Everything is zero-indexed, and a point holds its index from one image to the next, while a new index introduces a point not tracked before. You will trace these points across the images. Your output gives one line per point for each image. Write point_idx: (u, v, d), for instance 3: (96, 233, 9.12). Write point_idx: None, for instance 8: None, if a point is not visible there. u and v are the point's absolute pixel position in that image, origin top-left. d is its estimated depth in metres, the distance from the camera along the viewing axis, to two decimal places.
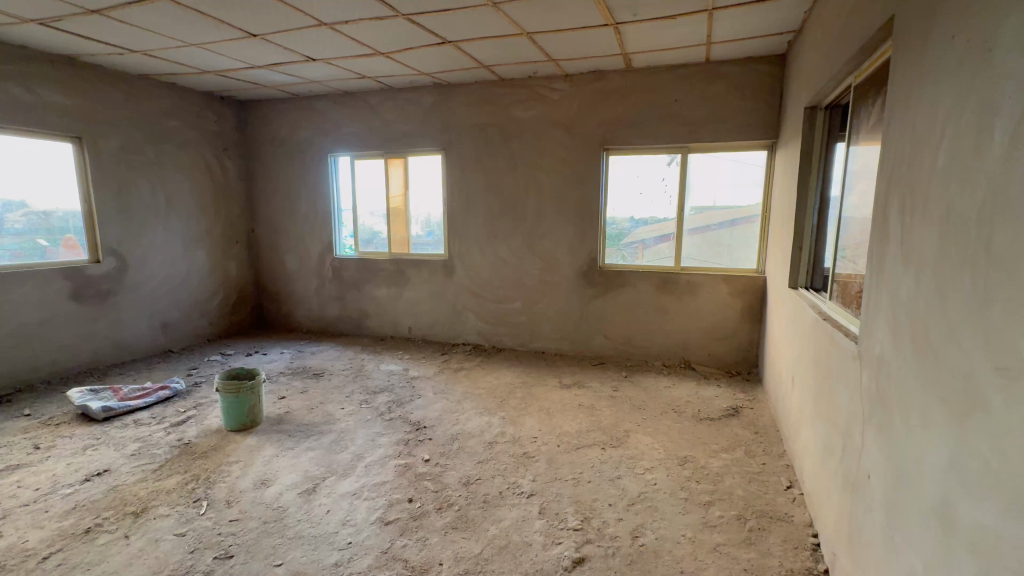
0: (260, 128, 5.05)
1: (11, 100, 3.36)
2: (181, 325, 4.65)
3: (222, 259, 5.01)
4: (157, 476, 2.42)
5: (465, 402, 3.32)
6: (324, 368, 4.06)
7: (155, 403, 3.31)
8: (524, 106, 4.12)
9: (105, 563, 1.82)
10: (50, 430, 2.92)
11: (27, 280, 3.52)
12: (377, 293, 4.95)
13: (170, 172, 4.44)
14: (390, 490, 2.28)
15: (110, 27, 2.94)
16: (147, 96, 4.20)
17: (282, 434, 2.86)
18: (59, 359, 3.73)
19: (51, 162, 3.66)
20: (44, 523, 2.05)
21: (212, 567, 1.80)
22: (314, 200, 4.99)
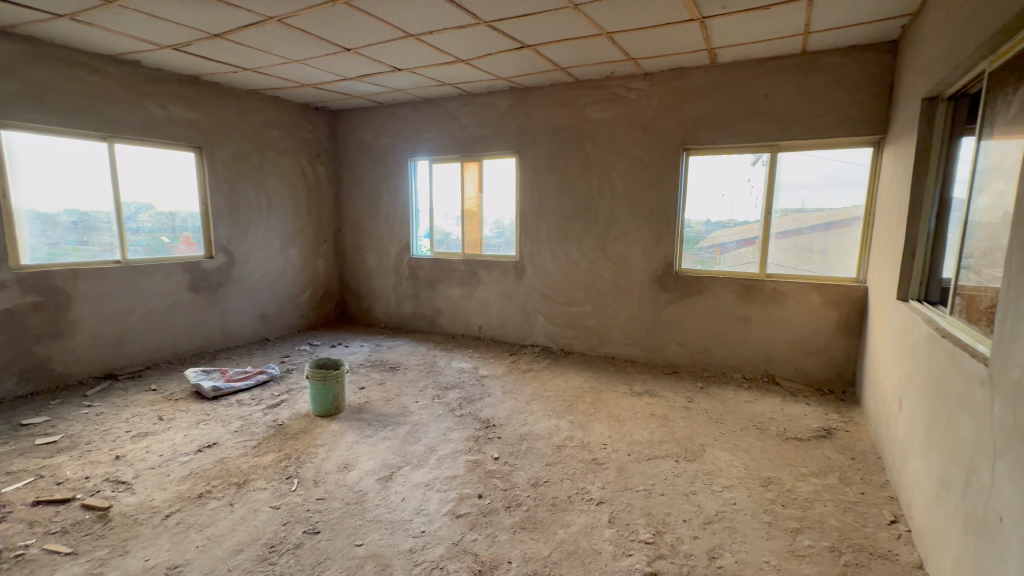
0: (348, 135, 5.42)
1: (149, 116, 3.88)
2: (277, 316, 5.11)
3: (312, 257, 5.43)
4: (256, 452, 2.67)
5: (533, 403, 3.34)
6: (400, 362, 4.26)
7: (255, 386, 3.67)
8: (600, 107, 4.06)
9: (215, 525, 2.04)
10: (171, 404, 3.33)
11: (156, 272, 4.05)
12: (449, 292, 5.12)
13: (271, 177, 4.89)
14: (460, 484, 2.35)
15: (228, 48, 3.30)
16: (255, 109, 4.67)
17: (362, 422, 3.05)
18: (178, 343, 4.25)
19: (177, 169, 4.18)
20: (166, 485, 2.34)
21: (302, 540, 1.95)
22: (395, 202, 5.26)
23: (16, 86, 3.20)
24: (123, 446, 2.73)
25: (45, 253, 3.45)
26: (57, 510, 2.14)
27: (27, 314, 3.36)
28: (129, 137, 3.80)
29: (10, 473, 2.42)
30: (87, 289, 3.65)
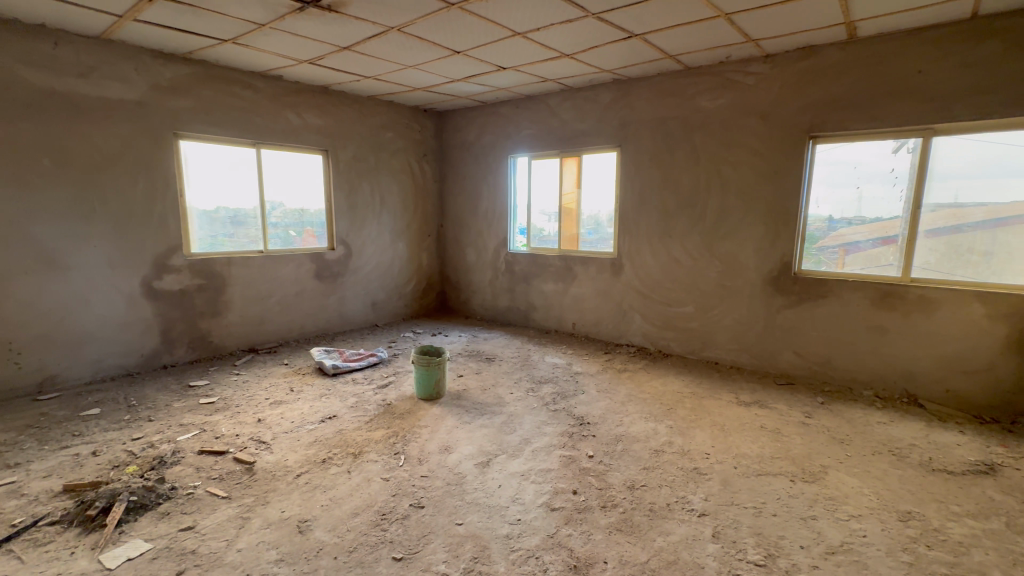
0: (453, 135, 5.68)
1: (288, 124, 4.42)
2: (385, 304, 5.53)
3: (417, 250, 5.80)
4: (369, 427, 2.93)
5: (630, 404, 3.25)
6: (496, 353, 4.40)
7: (367, 367, 4.02)
8: (711, 95, 3.80)
9: (336, 489, 2.28)
10: (299, 377, 3.78)
11: (290, 261, 4.61)
12: (544, 287, 5.16)
13: (384, 176, 5.30)
14: (555, 478, 2.36)
15: (354, 59, 3.62)
16: (372, 113, 5.09)
17: (461, 408, 3.20)
18: (305, 324, 4.80)
19: (308, 170, 4.71)
20: (297, 448, 2.67)
21: (409, 512, 2.11)
22: (494, 198, 5.42)
23: (191, 103, 3.82)
24: (263, 411, 3.16)
25: (208, 244, 4.10)
26: (215, 460, 2.54)
27: (194, 294, 4.02)
28: (272, 143, 4.35)
29: (182, 425, 2.92)
30: (237, 274, 4.26)
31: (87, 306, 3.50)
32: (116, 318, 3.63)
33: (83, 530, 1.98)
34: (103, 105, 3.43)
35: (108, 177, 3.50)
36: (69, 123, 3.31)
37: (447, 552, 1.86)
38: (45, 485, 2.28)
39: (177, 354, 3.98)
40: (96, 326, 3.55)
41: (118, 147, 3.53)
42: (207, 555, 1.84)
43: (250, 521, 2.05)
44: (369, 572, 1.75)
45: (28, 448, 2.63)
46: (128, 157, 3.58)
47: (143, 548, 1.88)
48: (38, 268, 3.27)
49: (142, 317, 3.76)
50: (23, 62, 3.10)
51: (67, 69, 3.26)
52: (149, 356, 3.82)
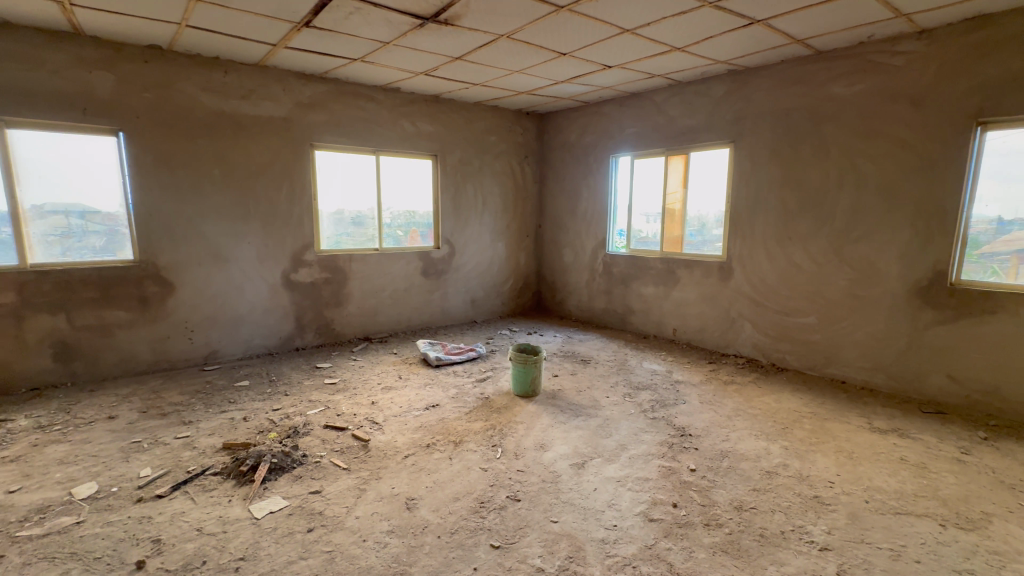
0: (554, 136, 5.73)
1: (403, 132, 4.79)
2: (484, 302, 5.75)
3: (516, 250, 5.93)
4: (468, 418, 3.08)
5: (737, 419, 3.02)
6: (591, 356, 4.35)
7: (467, 360, 4.22)
8: (846, 81, 3.38)
9: (439, 472, 2.44)
10: (407, 366, 4.08)
11: (401, 259, 4.99)
12: (644, 290, 4.99)
13: (487, 178, 5.51)
14: (653, 489, 2.28)
15: (464, 68, 3.82)
16: (478, 119, 5.31)
17: (556, 407, 3.23)
18: (411, 317, 5.17)
19: (419, 175, 5.06)
20: (405, 431, 2.89)
21: (505, 503, 2.18)
22: (594, 198, 5.36)
23: (325, 117, 4.32)
24: (376, 394, 3.47)
25: (334, 242, 4.59)
26: (337, 434, 2.85)
27: (322, 286, 4.53)
28: (389, 150, 4.75)
29: (311, 401, 3.32)
30: (357, 270, 4.72)
31: (241, 293, 4.12)
32: (262, 305, 4.23)
33: (237, 482, 2.34)
34: (258, 122, 4.01)
35: (260, 184, 4.09)
36: (233, 138, 3.92)
37: (542, 547, 1.89)
38: (210, 441, 2.74)
39: (307, 338, 4.52)
40: (247, 311, 4.17)
41: (268, 158, 4.10)
42: (331, 518, 2.07)
43: (365, 492, 2.27)
44: (469, 556, 1.84)
45: (198, 409, 3.18)
46: (275, 166, 4.15)
47: (281, 504, 2.17)
48: (207, 261, 3.93)
49: (282, 304, 4.34)
50: (203, 89, 3.74)
51: (232, 92, 3.87)
52: (285, 339, 4.40)
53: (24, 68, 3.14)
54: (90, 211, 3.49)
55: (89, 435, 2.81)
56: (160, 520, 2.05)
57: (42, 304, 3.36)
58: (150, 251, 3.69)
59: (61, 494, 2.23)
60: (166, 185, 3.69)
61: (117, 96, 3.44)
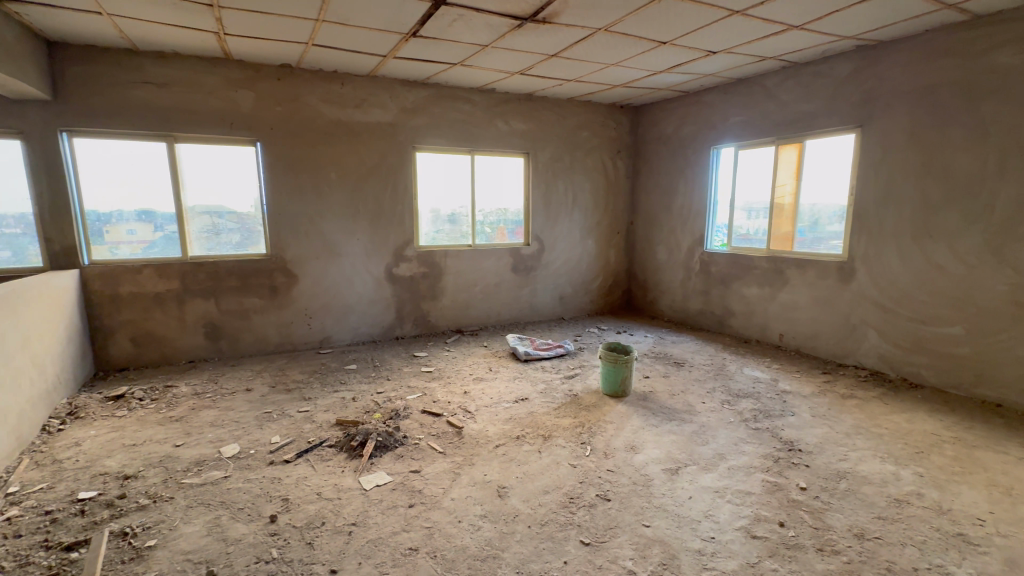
0: (650, 129, 5.52)
1: (498, 131, 4.92)
2: (572, 298, 5.73)
3: (606, 247, 5.82)
4: (557, 413, 3.10)
5: (858, 438, 2.70)
6: (685, 358, 4.15)
7: (555, 357, 4.24)
8: (1014, 49, 2.85)
9: (529, 464, 2.49)
10: (496, 359, 4.21)
11: (492, 255, 5.15)
12: (746, 291, 4.64)
13: (579, 174, 5.47)
14: (757, 504, 2.13)
15: (560, 64, 3.83)
16: (570, 115, 5.29)
17: (648, 410, 3.13)
18: (501, 312, 5.31)
19: (512, 173, 5.17)
20: (496, 422, 2.99)
21: (595, 501, 2.17)
22: (691, 193, 5.08)
23: (426, 120, 4.58)
24: (468, 384, 3.63)
25: (431, 238, 4.87)
26: (433, 419, 3.03)
27: (420, 280, 4.83)
28: (484, 149, 4.91)
29: (410, 387, 3.57)
30: (452, 265, 4.96)
31: (351, 285, 4.53)
32: (368, 296, 4.62)
33: (349, 456, 2.59)
34: (368, 128, 4.37)
35: (369, 185, 4.46)
36: (347, 143, 4.31)
37: (634, 550, 1.85)
38: (326, 416, 3.07)
39: (406, 328, 4.85)
40: (356, 301, 4.58)
41: (376, 160, 4.45)
42: (430, 497, 2.22)
43: (460, 476, 2.39)
44: (559, 549, 1.87)
45: (315, 387, 3.56)
46: (382, 168, 4.49)
47: (386, 479, 2.36)
48: (324, 255, 4.37)
49: (385, 296, 4.69)
50: (323, 101, 4.16)
51: (347, 102, 4.25)
52: (387, 328, 4.76)
53: (188, 91, 3.73)
54: (232, 212, 4.06)
55: (232, 403, 3.29)
56: (288, 481, 2.35)
57: (198, 291, 3.98)
58: (279, 246, 4.19)
59: (213, 451, 2.64)
60: (292, 187, 4.16)
61: (255, 110, 3.95)
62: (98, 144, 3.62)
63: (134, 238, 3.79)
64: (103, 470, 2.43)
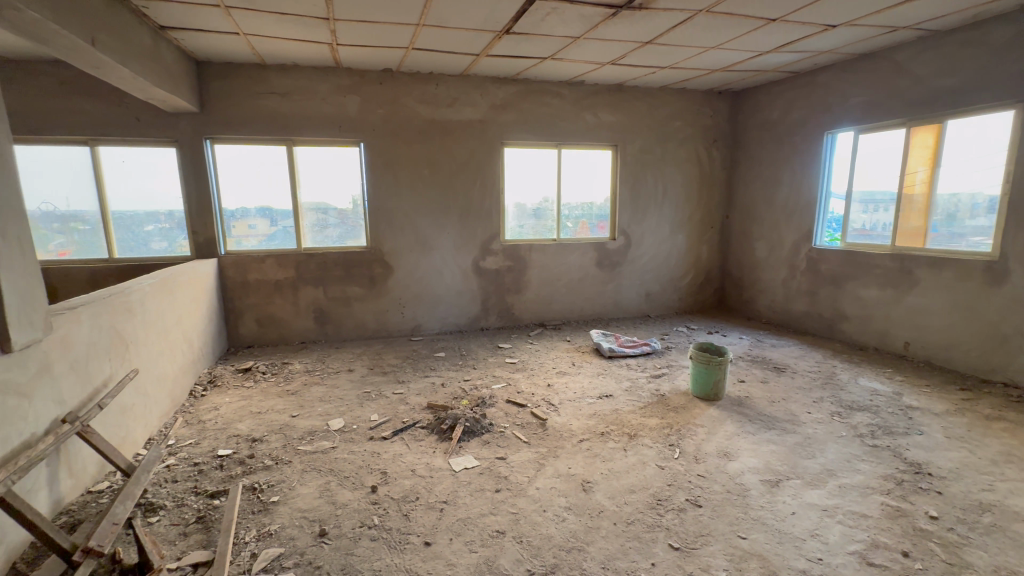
0: (751, 115, 5.12)
1: (585, 124, 4.86)
2: (660, 295, 5.51)
3: (698, 242, 5.52)
4: (643, 413, 3.01)
5: (1007, 466, 2.31)
6: (787, 364, 3.82)
7: (641, 355, 4.12)
8: None
9: (614, 462, 2.45)
10: (580, 354, 4.19)
11: (577, 249, 5.11)
12: (863, 293, 4.15)
13: (670, 166, 5.23)
14: (874, 529, 1.91)
15: (654, 52, 3.68)
16: (663, 104, 5.07)
17: (744, 416, 2.93)
18: (584, 307, 5.26)
19: (599, 166, 5.08)
20: (580, 417, 2.98)
21: (684, 506, 2.08)
22: (799, 183, 4.64)
23: (515, 116, 4.65)
24: (551, 377, 3.66)
25: (516, 232, 4.95)
26: (518, 410, 3.10)
27: (505, 273, 4.93)
28: (571, 143, 4.88)
29: (494, 376, 3.68)
30: (536, 259, 5.00)
31: (441, 277, 4.75)
32: (456, 288, 4.81)
33: (439, 438, 2.74)
34: (460, 126, 4.53)
35: (459, 181, 4.63)
36: (440, 141, 4.52)
37: (728, 561, 1.76)
38: (418, 399, 3.27)
39: (491, 320, 4.99)
40: (445, 292, 4.80)
41: (466, 157, 4.61)
42: (515, 484, 2.27)
43: (544, 467, 2.42)
44: (647, 550, 1.82)
45: (408, 371, 3.81)
46: (472, 165, 4.64)
47: (474, 463, 2.47)
48: (417, 248, 4.63)
49: (472, 288, 4.87)
50: (420, 102, 4.39)
51: (441, 101, 4.45)
52: (473, 319, 4.93)
53: (305, 99, 4.14)
54: (338, 208, 4.44)
55: (337, 382, 3.62)
56: (386, 456, 2.54)
57: (309, 279, 4.41)
58: (377, 240, 4.51)
59: (322, 424, 2.93)
60: (390, 184, 4.45)
61: (359, 114, 4.27)
62: (232, 149, 4.14)
63: (257, 232, 4.29)
64: (235, 432, 2.81)
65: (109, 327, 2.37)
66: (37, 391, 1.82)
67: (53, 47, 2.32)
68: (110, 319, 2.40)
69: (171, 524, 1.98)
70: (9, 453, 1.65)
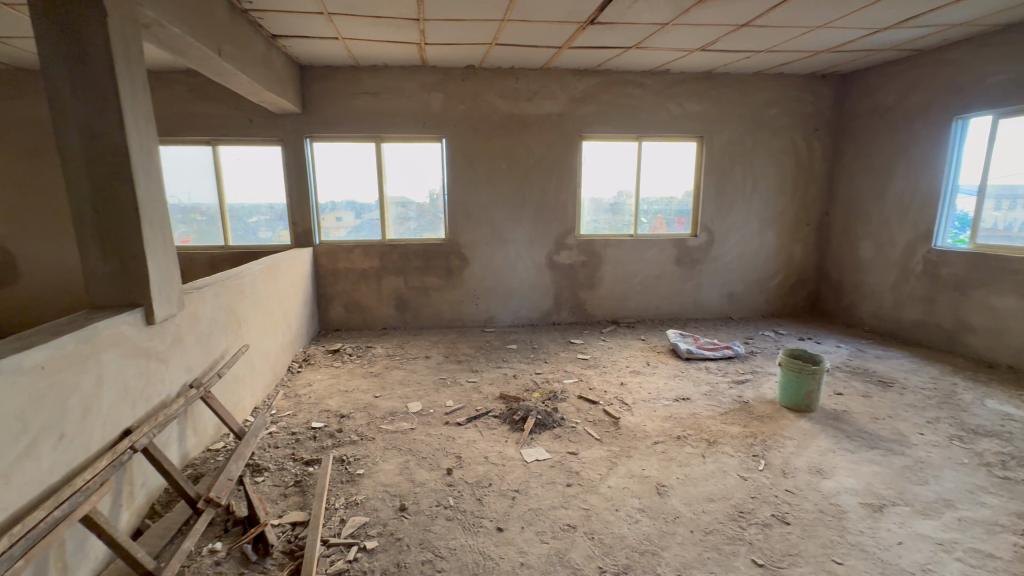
0: (861, 100, 4.61)
1: (669, 115, 4.66)
2: (744, 296, 5.17)
3: (791, 240, 5.09)
4: (724, 419, 2.86)
5: None
6: (894, 378, 3.42)
7: (722, 358, 3.90)
8: None
9: (691, 467, 2.35)
10: (655, 354, 4.05)
11: (655, 245, 4.93)
12: (996, 301, 3.61)
13: (762, 158, 4.86)
14: (1003, 572, 1.67)
15: (750, 35, 3.43)
16: (756, 91, 4.72)
17: (840, 431, 2.67)
18: (660, 305, 5.08)
19: (682, 158, 4.85)
20: (654, 418, 2.89)
21: (769, 522, 1.95)
22: (917, 176, 4.11)
23: (595, 108, 4.57)
24: (625, 376, 3.58)
25: (592, 227, 4.88)
26: (590, 406, 3.07)
27: (579, 268, 4.89)
28: (653, 135, 4.70)
29: (566, 371, 3.67)
30: (612, 255, 4.90)
31: (515, 270, 4.81)
32: (529, 281, 4.85)
33: (511, 428, 2.79)
34: (539, 120, 4.54)
35: (536, 175, 4.64)
36: (518, 136, 4.55)
37: None
38: (491, 389, 3.35)
39: (563, 315, 4.98)
40: (518, 285, 4.85)
41: (544, 150, 4.61)
42: (587, 480, 2.26)
43: (617, 466, 2.38)
44: (727, 562, 1.74)
45: (481, 361, 3.91)
46: (549, 158, 4.63)
47: (545, 456, 2.48)
48: (492, 241, 4.72)
49: (545, 282, 4.88)
50: (500, 97, 4.45)
51: (521, 96, 4.48)
52: (545, 313, 4.95)
53: (393, 98, 4.36)
54: (419, 201, 4.65)
55: (415, 367, 3.81)
56: (461, 442, 2.64)
57: (391, 269, 4.67)
58: (455, 232, 4.66)
59: (402, 406, 3.10)
60: (469, 178, 4.57)
61: (443, 110, 4.42)
62: (327, 147, 4.47)
63: (344, 224, 4.61)
64: (326, 407, 3.05)
65: (226, 306, 2.68)
66: (172, 358, 2.10)
67: (188, 59, 2.64)
68: (228, 298, 2.71)
69: (273, 485, 2.20)
70: (152, 409, 1.93)
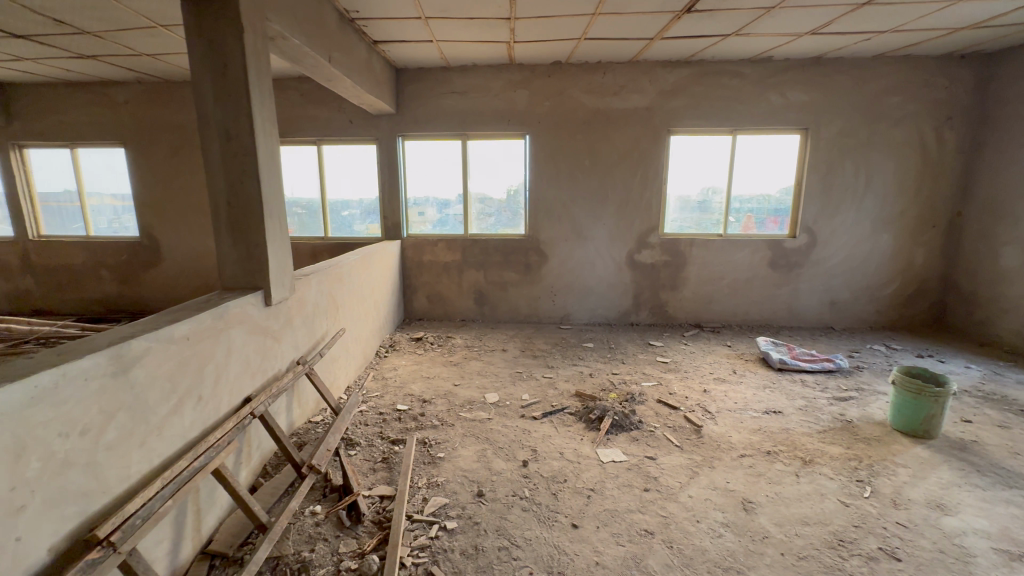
0: (1012, 82, 3.95)
1: (770, 106, 4.32)
2: (850, 305, 4.67)
3: (911, 244, 4.51)
4: (822, 437, 2.62)
5: None
6: None
7: (821, 371, 3.57)
8: None
9: (783, 486, 2.19)
10: (742, 362, 3.80)
11: (747, 246, 4.61)
12: None
13: (879, 151, 4.35)
14: None
15: (873, 14, 3.08)
16: (875, 76, 4.23)
17: (968, 464, 2.34)
18: (750, 311, 4.75)
19: (782, 152, 4.48)
20: (741, 430, 2.72)
21: (875, 555, 1.77)
22: None
23: (686, 101, 4.36)
24: (708, 383, 3.40)
25: (677, 226, 4.68)
26: (670, 411, 2.96)
27: (661, 268, 4.71)
28: (750, 127, 4.39)
29: (645, 374, 3.57)
30: (698, 255, 4.66)
31: (593, 268, 4.75)
32: (608, 279, 4.77)
33: (587, 426, 2.77)
34: (625, 114, 4.42)
35: (620, 171, 4.54)
36: (603, 131, 4.47)
37: None
38: (566, 386, 3.35)
39: (642, 315, 4.83)
40: (596, 283, 4.79)
41: (630, 145, 4.48)
42: (665, 487, 2.19)
43: (699, 476, 2.28)
44: None
45: (557, 358, 3.92)
46: (634, 154, 4.50)
47: (621, 457, 2.44)
48: (572, 238, 4.69)
49: (624, 281, 4.76)
50: (586, 92, 4.40)
51: (608, 90, 4.39)
52: (623, 313, 4.84)
53: (481, 96, 4.48)
54: (500, 197, 4.74)
55: (492, 359, 3.91)
56: (536, 435, 2.67)
57: (472, 263, 4.81)
58: (535, 228, 4.70)
59: (480, 396, 3.20)
60: (552, 175, 4.58)
61: (528, 107, 4.47)
62: (417, 145, 4.70)
63: (426, 218, 4.83)
64: (410, 392, 3.23)
65: (328, 292, 2.93)
66: (285, 336, 2.35)
67: (304, 66, 2.91)
68: (329, 285, 2.96)
69: (364, 459, 2.39)
70: (267, 380, 2.17)
